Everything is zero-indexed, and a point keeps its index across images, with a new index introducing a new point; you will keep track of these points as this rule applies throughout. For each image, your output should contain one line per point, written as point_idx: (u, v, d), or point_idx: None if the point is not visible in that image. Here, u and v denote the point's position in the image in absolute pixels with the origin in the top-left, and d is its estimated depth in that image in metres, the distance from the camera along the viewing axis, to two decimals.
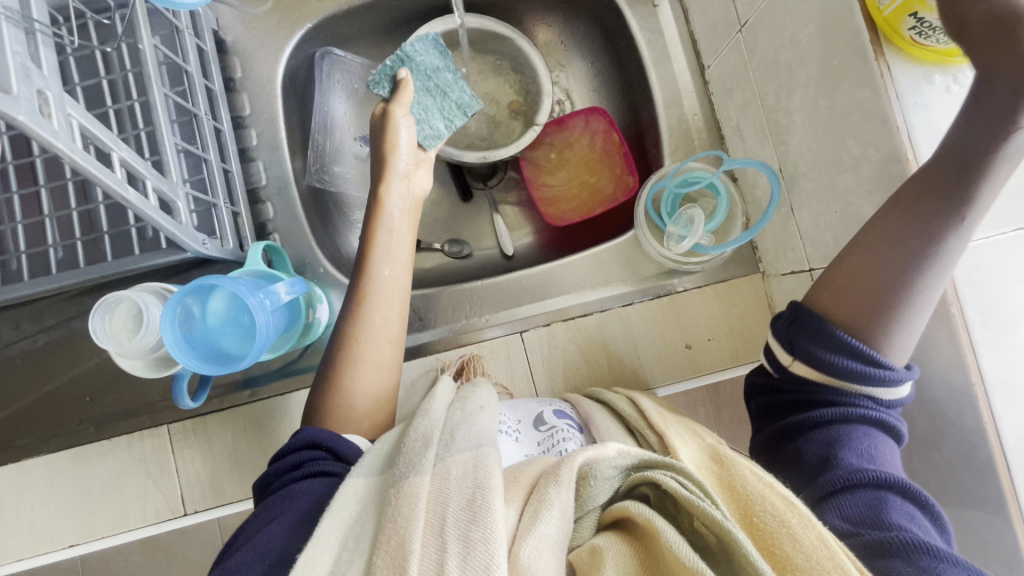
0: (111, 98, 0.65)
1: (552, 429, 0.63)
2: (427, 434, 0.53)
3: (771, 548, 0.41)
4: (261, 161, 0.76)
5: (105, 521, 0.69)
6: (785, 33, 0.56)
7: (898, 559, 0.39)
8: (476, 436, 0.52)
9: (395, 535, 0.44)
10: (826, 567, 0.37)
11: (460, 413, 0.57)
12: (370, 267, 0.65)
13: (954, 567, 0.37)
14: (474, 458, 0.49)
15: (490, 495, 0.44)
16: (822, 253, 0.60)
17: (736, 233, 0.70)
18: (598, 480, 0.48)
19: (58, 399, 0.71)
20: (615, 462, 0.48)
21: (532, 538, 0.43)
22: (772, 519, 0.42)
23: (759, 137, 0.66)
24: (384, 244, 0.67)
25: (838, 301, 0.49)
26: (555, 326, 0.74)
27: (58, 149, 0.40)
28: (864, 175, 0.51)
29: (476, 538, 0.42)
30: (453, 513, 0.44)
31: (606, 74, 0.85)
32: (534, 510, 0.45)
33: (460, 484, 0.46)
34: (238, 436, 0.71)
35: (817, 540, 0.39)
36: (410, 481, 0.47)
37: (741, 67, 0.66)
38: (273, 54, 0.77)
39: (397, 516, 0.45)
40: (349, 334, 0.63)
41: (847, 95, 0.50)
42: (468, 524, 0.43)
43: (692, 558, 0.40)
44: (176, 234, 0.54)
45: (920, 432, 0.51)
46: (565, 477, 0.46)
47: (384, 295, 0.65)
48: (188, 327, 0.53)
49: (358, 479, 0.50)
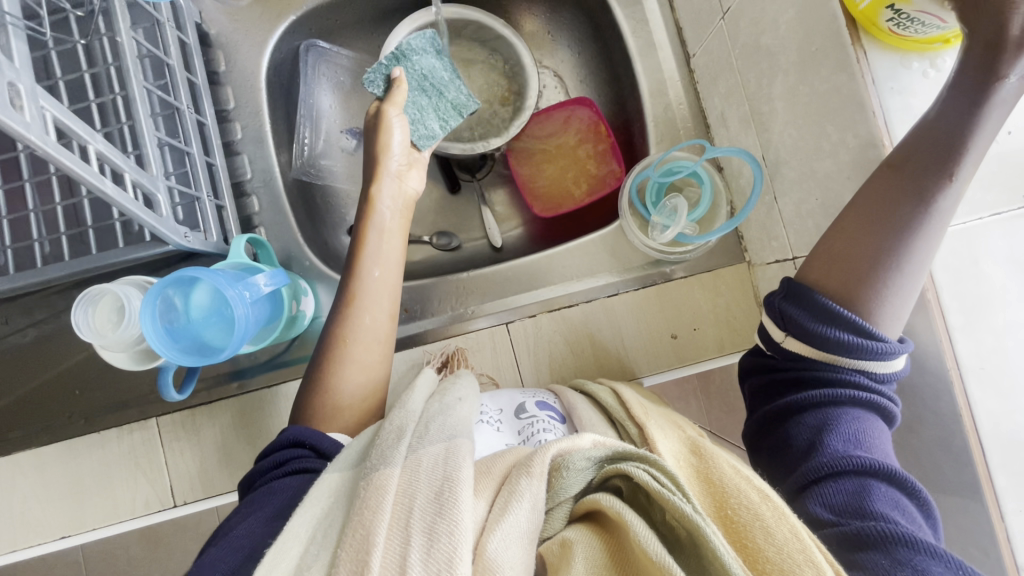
0: (93, 92, 0.65)
1: (533, 419, 0.63)
2: (402, 426, 0.54)
3: (743, 541, 0.41)
4: (246, 154, 0.76)
5: (95, 513, 0.69)
6: (765, 19, 0.56)
7: (875, 551, 0.39)
8: (451, 429, 0.53)
9: (361, 527, 0.44)
10: (797, 560, 0.38)
11: (438, 404, 0.58)
12: (361, 268, 0.66)
13: (933, 561, 0.37)
14: (446, 449, 0.49)
15: (457, 487, 0.45)
16: (804, 241, 0.59)
17: (720, 223, 0.70)
18: (570, 471, 0.48)
19: (46, 393, 0.72)
20: (588, 454, 0.48)
21: (500, 530, 0.43)
22: (746, 511, 0.42)
23: (743, 125, 0.66)
24: (375, 245, 0.67)
25: (827, 271, 0.49)
26: (541, 317, 0.74)
27: (31, 141, 0.40)
28: (842, 161, 0.50)
29: (441, 531, 0.42)
30: (420, 505, 0.45)
31: (592, 63, 0.84)
32: (503, 502, 0.46)
33: (430, 477, 0.47)
34: (227, 429, 0.71)
35: (789, 532, 0.39)
36: (381, 473, 0.48)
37: (724, 54, 0.65)
38: (257, 47, 0.76)
39: (364, 508, 0.45)
40: (337, 334, 0.63)
41: (826, 81, 0.50)
42: (433, 517, 0.43)
43: (659, 550, 0.40)
44: (158, 228, 0.54)
45: (900, 419, 0.51)
46: (536, 468, 0.47)
47: (375, 295, 0.65)
48: (170, 319, 0.53)
49: (335, 473, 0.51)
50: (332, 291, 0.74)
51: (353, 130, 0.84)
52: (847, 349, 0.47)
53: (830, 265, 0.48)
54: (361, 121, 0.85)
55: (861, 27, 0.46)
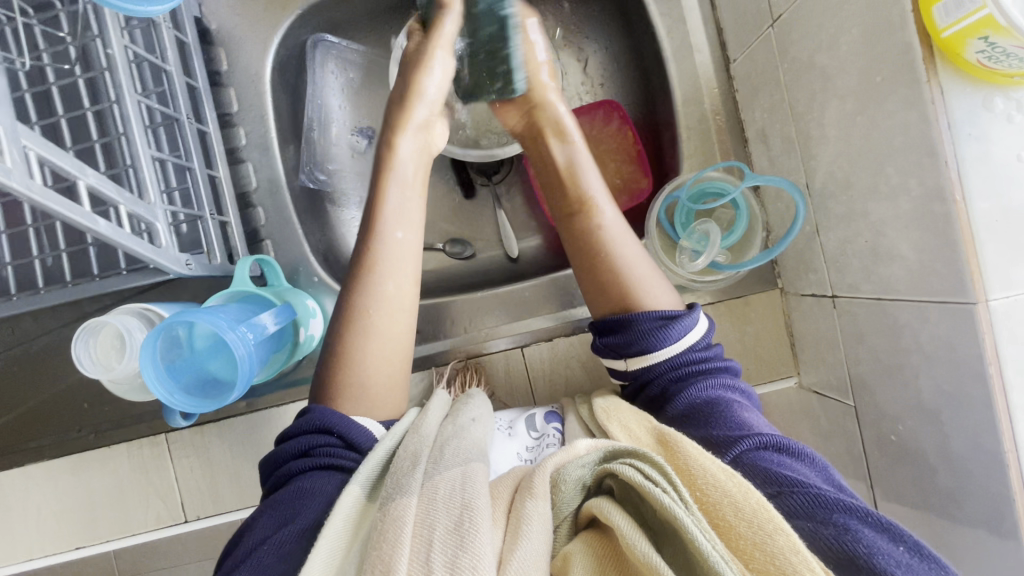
0: (89, 99, 0.61)
1: (541, 435, 0.62)
2: (417, 451, 0.51)
3: (716, 521, 0.40)
4: (251, 161, 0.72)
5: (112, 525, 0.70)
6: (822, 36, 0.50)
7: (800, 517, 0.41)
8: (465, 452, 0.51)
9: (380, 562, 0.41)
10: (767, 531, 0.37)
11: (451, 427, 0.56)
12: (382, 229, 0.62)
13: (851, 517, 0.39)
14: (463, 475, 0.48)
15: (477, 516, 0.43)
16: (847, 281, 0.55)
17: (754, 253, 0.65)
18: (568, 484, 0.46)
19: (52, 407, 0.70)
20: (582, 460, 0.46)
21: (516, 558, 0.41)
22: (715, 491, 0.41)
23: (786, 147, 0.60)
24: (397, 202, 0.63)
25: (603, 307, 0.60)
26: (556, 341, 0.73)
27: (12, 188, 0.37)
28: (901, 209, 0.46)
29: (463, 564, 0.40)
30: (440, 537, 0.42)
31: (621, 61, 0.77)
32: (514, 530, 0.44)
33: (447, 506, 0.44)
34: (237, 446, 0.71)
35: (757, 504, 0.38)
36: (399, 503, 0.45)
37: (770, 67, 0.59)
38: (260, 44, 0.71)
39: (382, 543, 0.43)
40: (356, 300, 0.60)
41: (891, 117, 0.44)
42: (455, 550, 0.41)
43: (647, 551, 0.38)
44: (157, 260, 0.51)
45: (940, 483, 0.49)
46: (538, 489, 0.46)
47: (390, 263, 0.61)
48: (171, 356, 0.51)
49: (357, 487, 0.49)
50: None
51: (363, 129, 0.79)
52: (659, 334, 0.55)
53: (600, 298, 0.61)
54: (371, 120, 0.80)
55: (941, 53, 0.40)
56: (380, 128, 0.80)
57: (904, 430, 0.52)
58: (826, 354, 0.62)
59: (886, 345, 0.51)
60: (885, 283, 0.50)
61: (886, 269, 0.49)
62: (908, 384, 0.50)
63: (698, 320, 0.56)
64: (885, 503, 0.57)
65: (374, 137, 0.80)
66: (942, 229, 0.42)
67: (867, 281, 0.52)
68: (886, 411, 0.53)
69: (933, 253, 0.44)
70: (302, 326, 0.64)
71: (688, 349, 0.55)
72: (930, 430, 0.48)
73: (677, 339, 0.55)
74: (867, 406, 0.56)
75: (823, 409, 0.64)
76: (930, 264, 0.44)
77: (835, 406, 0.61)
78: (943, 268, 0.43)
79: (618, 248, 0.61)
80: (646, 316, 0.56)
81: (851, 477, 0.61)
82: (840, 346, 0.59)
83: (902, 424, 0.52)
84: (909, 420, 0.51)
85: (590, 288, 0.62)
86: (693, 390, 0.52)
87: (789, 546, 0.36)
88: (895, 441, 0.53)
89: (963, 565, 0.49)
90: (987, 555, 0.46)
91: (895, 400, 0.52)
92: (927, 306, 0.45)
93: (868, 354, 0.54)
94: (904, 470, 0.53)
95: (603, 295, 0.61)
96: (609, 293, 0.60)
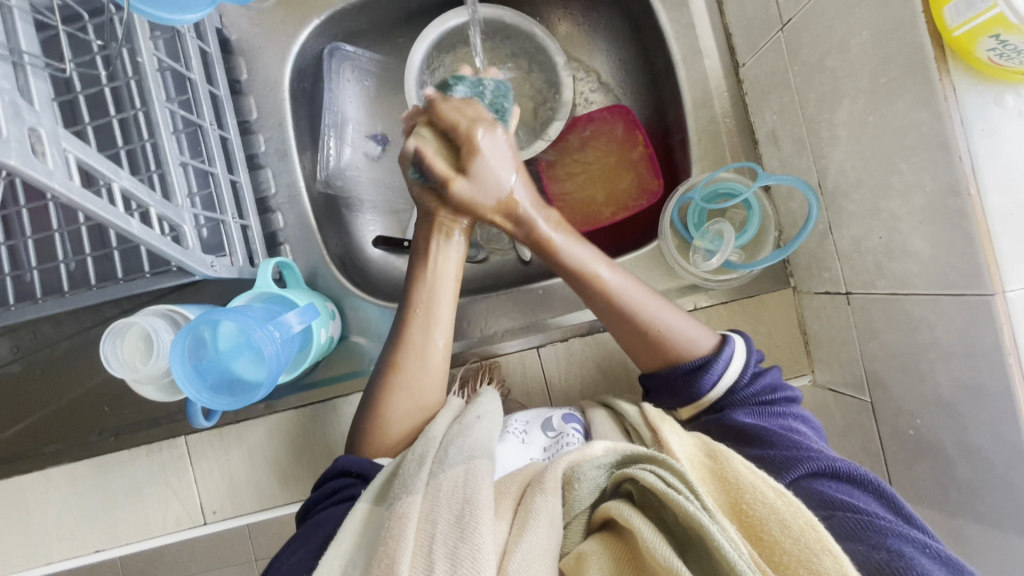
0: (115, 106, 0.63)
1: (559, 434, 0.61)
2: (422, 454, 0.53)
3: (758, 534, 0.42)
4: (270, 168, 0.73)
5: (129, 527, 0.70)
6: (832, 39, 0.51)
7: (855, 540, 0.43)
8: (470, 449, 0.52)
9: (385, 557, 0.43)
10: (813, 550, 0.38)
11: (456, 427, 0.57)
12: (410, 339, 0.62)
13: (905, 543, 0.41)
14: (465, 472, 0.49)
15: (478, 510, 0.44)
16: (861, 278, 0.56)
17: (767, 251, 0.67)
18: (582, 483, 0.48)
19: (76, 409, 0.72)
20: (598, 461, 0.48)
21: (520, 550, 0.43)
22: (760, 506, 0.42)
23: (797, 147, 0.61)
24: (419, 323, 0.62)
25: (644, 353, 0.60)
26: (571, 341, 0.73)
27: (55, 190, 0.38)
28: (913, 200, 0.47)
29: (463, 554, 0.42)
30: (441, 530, 0.44)
31: (631, 66, 0.79)
32: (521, 522, 0.45)
33: (449, 500, 0.46)
34: (256, 449, 0.71)
35: (805, 523, 0.40)
36: (403, 501, 0.47)
37: (780, 70, 0.61)
38: (280, 53, 0.73)
39: (388, 538, 0.44)
40: (391, 364, 0.62)
41: (902, 115, 0.45)
42: (456, 541, 0.43)
43: (667, 554, 0.39)
44: (184, 261, 0.52)
45: (959, 476, 0.49)
46: (549, 484, 0.47)
47: (425, 321, 0.62)
48: (199, 356, 0.52)
49: (363, 503, 0.50)
50: (359, 310, 0.72)
51: (377, 135, 0.81)
52: (697, 385, 0.56)
53: (649, 354, 0.60)
54: (385, 127, 0.81)
55: (951, 52, 0.41)
56: (394, 135, 0.82)
57: (922, 424, 0.52)
58: (840, 350, 0.63)
59: (902, 340, 0.52)
60: (900, 278, 0.51)
61: (901, 264, 0.50)
62: (924, 378, 0.50)
63: (732, 355, 0.56)
64: (903, 498, 0.57)
65: (388, 143, 0.81)
66: (956, 222, 0.43)
67: (881, 276, 0.53)
68: (902, 405, 0.54)
69: (948, 246, 0.44)
70: (323, 328, 0.64)
71: (733, 389, 0.56)
72: (949, 423, 0.49)
73: (715, 386, 0.56)
74: (883, 401, 0.57)
75: (839, 406, 0.64)
76: (945, 257, 0.45)
77: (850, 402, 0.62)
78: (958, 260, 0.44)
79: (639, 312, 0.59)
80: (679, 371, 0.57)
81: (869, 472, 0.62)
82: (855, 342, 0.59)
83: (920, 418, 0.52)
84: (926, 414, 0.51)
85: (634, 349, 0.61)
86: (738, 417, 0.54)
87: (835, 567, 0.37)
88: (912, 436, 0.54)
89: (983, 557, 0.49)
90: (1008, 547, 0.46)
91: (911, 394, 0.53)
92: (944, 299, 0.46)
93: (883, 349, 0.55)
94: (923, 464, 0.53)
95: (651, 353, 0.59)
96: (650, 350, 0.59)
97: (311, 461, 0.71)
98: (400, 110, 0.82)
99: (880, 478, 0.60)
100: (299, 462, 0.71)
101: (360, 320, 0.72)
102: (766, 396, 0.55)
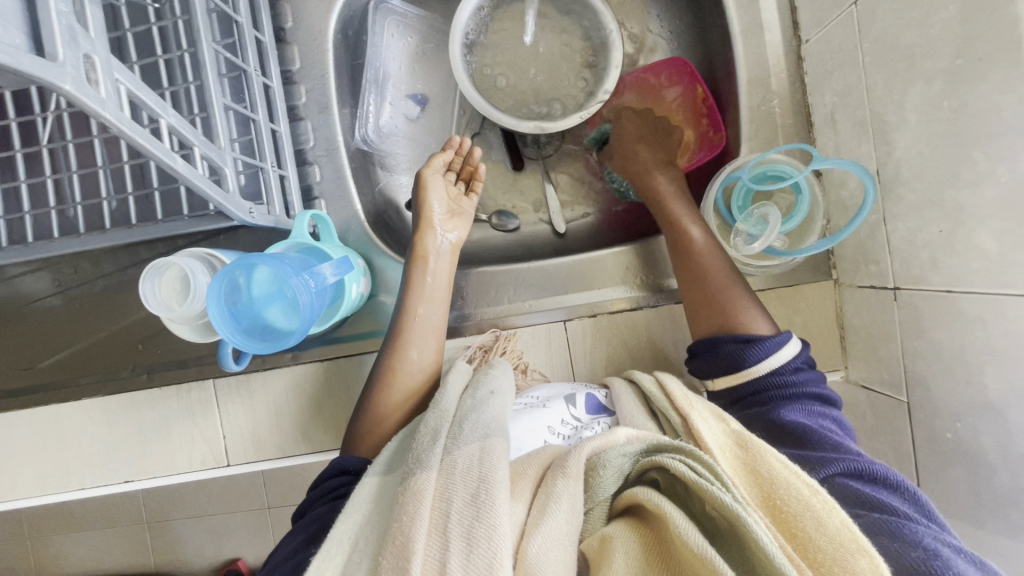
0: (161, 47, 0.63)
1: (580, 420, 0.60)
2: (437, 426, 0.53)
3: (793, 530, 0.41)
4: (309, 120, 0.73)
5: (156, 462, 0.73)
6: (915, 13, 0.48)
7: (885, 536, 0.42)
8: (484, 426, 0.52)
9: (400, 535, 0.43)
10: (849, 549, 0.38)
11: (471, 400, 0.57)
12: (403, 342, 0.64)
13: (940, 545, 0.40)
14: (481, 449, 0.49)
15: (494, 489, 0.44)
16: (913, 273, 0.53)
17: (813, 239, 0.64)
18: (607, 470, 0.47)
19: (112, 344, 0.75)
20: (624, 450, 0.47)
21: (541, 533, 0.42)
22: (797, 503, 0.41)
23: (857, 131, 0.58)
24: (415, 328, 0.64)
25: (704, 319, 0.61)
26: (600, 318, 0.71)
27: (106, 120, 0.39)
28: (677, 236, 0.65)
29: (479, 535, 0.42)
30: (457, 508, 0.44)
31: (685, 37, 0.76)
32: (541, 505, 0.45)
33: (465, 479, 0.46)
34: (280, 399, 0.72)
35: (840, 523, 0.39)
36: (418, 476, 0.47)
37: (848, 46, 0.57)
38: (325, 2, 0.71)
39: (403, 513, 0.44)
40: (386, 367, 0.63)
41: (984, 99, 0.43)
42: (472, 520, 0.43)
43: (701, 543, 0.38)
44: (224, 204, 0.53)
45: (997, 483, 0.48)
46: (572, 468, 0.46)
47: (417, 327, 0.64)
48: (233, 300, 0.52)
49: (374, 476, 0.52)
50: (389, 269, 0.73)
51: (416, 95, 0.80)
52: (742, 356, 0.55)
53: (708, 316, 0.60)
54: (425, 86, 0.81)
55: None
56: (433, 95, 0.81)
57: (962, 428, 0.50)
58: (879, 347, 0.60)
59: (951, 340, 0.50)
60: (958, 274, 0.48)
61: (961, 260, 0.48)
62: (972, 381, 0.48)
63: (784, 341, 0.56)
64: (929, 503, 0.56)
65: (426, 104, 0.81)
66: None
67: (936, 272, 0.51)
68: (943, 408, 0.52)
69: (1018, 242, 0.42)
70: (354, 284, 0.64)
71: (773, 372, 0.55)
72: (991, 427, 0.47)
73: (762, 362, 0.55)
74: (921, 401, 0.55)
75: (870, 405, 0.62)
76: (1014, 254, 0.43)
77: (883, 400, 0.60)
78: None
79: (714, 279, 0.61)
80: (731, 337, 0.57)
81: (896, 472, 0.60)
82: (897, 339, 0.57)
83: (960, 421, 0.50)
84: (968, 417, 0.49)
85: (692, 307, 0.62)
86: (786, 413, 0.52)
87: (871, 569, 0.36)
88: (949, 440, 0.52)
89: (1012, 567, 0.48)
90: None
91: (954, 396, 0.51)
92: (1006, 298, 0.44)
93: (928, 347, 0.53)
94: (958, 468, 0.51)
95: (710, 316, 0.60)
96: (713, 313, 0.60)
97: (333, 414, 0.72)
98: (442, 70, 0.81)
99: (908, 480, 0.58)
100: (322, 414, 0.72)
101: (388, 280, 0.72)
102: (810, 396, 0.54)
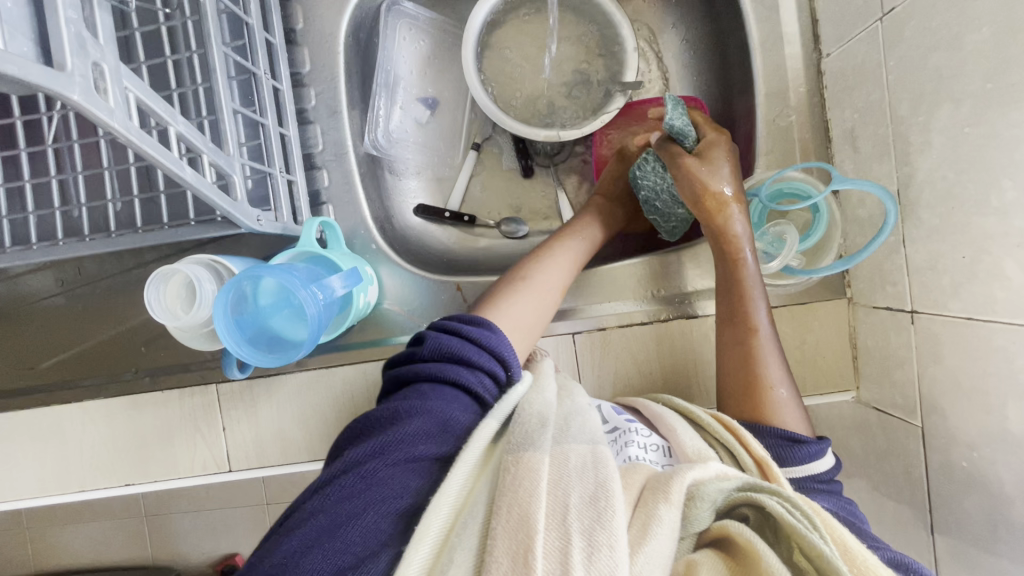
0: (170, 47, 0.62)
1: (616, 428, 0.56)
2: (543, 415, 0.49)
3: None
4: (319, 124, 0.71)
5: (156, 467, 0.72)
6: (943, 33, 0.47)
7: None
8: (591, 432, 0.49)
9: (514, 509, 0.40)
10: None
11: (570, 404, 0.54)
12: None
13: None
14: (593, 454, 0.45)
15: (614, 498, 0.41)
16: (932, 297, 0.52)
17: (829, 260, 0.63)
18: (703, 502, 0.44)
19: (117, 345, 0.74)
20: (720, 485, 0.44)
21: (644, 553, 0.40)
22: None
23: (878, 151, 0.57)
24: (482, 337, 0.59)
25: (738, 406, 0.58)
26: (609, 333, 0.70)
27: (113, 129, 0.37)
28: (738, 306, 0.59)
29: (600, 541, 0.38)
30: (576, 506, 0.40)
31: (702, 48, 0.75)
32: (641, 523, 0.42)
33: (581, 477, 0.43)
34: (283, 406, 0.71)
35: None
36: (528, 458, 0.44)
37: (871, 63, 0.56)
38: (337, 4, 0.70)
39: (517, 490, 0.41)
40: None
41: (1015, 126, 0.42)
42: (593, 522, 0.39)
43: None
44: (231, 213, 0.52)
45: (1014, 516, 0.47)
46: (674, 494, 0.43)
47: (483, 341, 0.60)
48: (239, 309, 0.51)
49: (493, 421, 0.46)
50: (395, 277, 0.72)
51: (427, 99, 0.79)
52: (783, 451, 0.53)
53: (744, 404, 0.57)
54: (436, 90, 0.79)
55: None
56: (444, 99, 0.79)
57: (979, 457, 0.49)
58: (894, 370, 0.59)
59: (971, 368, 0.49)
60: (981, 302, 0.47)
61: (985, 287, 0.47)
62: (993, 412, 0.47)
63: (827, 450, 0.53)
64: (941, 530, 0.55)
65: (437, 108, 0.79)
66: None
67: (958, 299, 0.49)
68: (959, 436, 0.51)
69: None
70: (361, 293, 0.63)
71: (811, 477, 0.52)
72: (1010, 459, 0.46)
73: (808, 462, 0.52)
74: (936, 428, 0.54)
75: (882, 426, 0.62)
76: None
77: (897, 423, 0.59)
78: None
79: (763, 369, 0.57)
80: (771, 432, 0.54)
81: (906, 498, 0.59)
82: (913, 363, 0.56)
83: (977, 451, 0.50)
84: (986, 447, 0.49)
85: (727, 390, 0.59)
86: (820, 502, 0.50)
87: None
88: (965, 469, 0.51)
89: None
90: None
91: (972, 426, 0.50)
92: None
93: (947, 374, 0.52)
94: (973, 498, 0.51)
95: (742, 405, 0.57)
96: (747, 406, 0.57)
97: (336, 423, 0.71)
98: (453, 75, 0.79)
99: (920, 507, 0.57)
100: (325, 422, 0.71)
101: (396, 289, 0.72)
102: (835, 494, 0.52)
